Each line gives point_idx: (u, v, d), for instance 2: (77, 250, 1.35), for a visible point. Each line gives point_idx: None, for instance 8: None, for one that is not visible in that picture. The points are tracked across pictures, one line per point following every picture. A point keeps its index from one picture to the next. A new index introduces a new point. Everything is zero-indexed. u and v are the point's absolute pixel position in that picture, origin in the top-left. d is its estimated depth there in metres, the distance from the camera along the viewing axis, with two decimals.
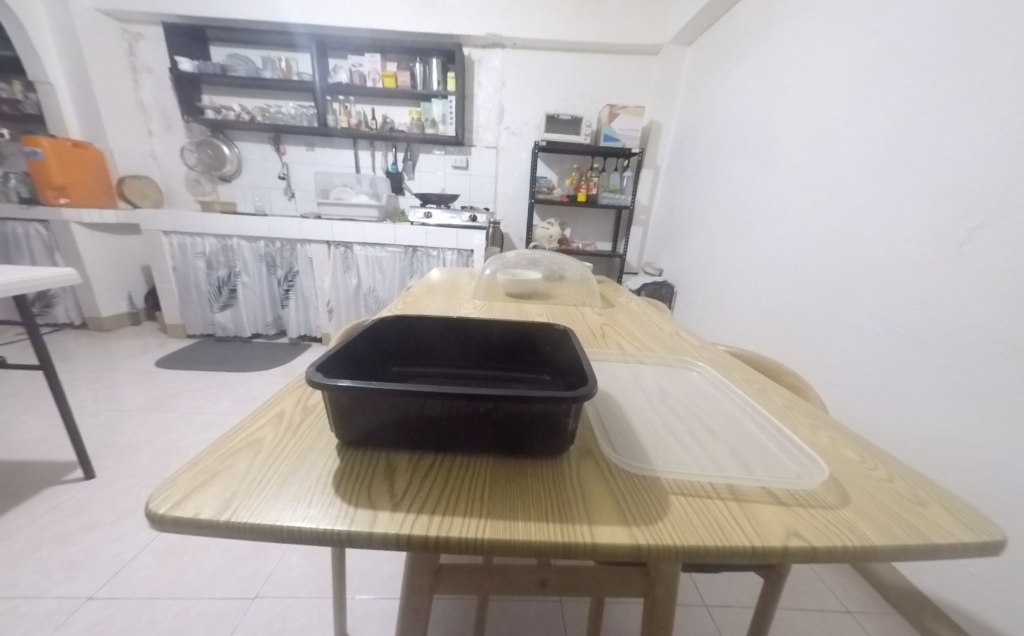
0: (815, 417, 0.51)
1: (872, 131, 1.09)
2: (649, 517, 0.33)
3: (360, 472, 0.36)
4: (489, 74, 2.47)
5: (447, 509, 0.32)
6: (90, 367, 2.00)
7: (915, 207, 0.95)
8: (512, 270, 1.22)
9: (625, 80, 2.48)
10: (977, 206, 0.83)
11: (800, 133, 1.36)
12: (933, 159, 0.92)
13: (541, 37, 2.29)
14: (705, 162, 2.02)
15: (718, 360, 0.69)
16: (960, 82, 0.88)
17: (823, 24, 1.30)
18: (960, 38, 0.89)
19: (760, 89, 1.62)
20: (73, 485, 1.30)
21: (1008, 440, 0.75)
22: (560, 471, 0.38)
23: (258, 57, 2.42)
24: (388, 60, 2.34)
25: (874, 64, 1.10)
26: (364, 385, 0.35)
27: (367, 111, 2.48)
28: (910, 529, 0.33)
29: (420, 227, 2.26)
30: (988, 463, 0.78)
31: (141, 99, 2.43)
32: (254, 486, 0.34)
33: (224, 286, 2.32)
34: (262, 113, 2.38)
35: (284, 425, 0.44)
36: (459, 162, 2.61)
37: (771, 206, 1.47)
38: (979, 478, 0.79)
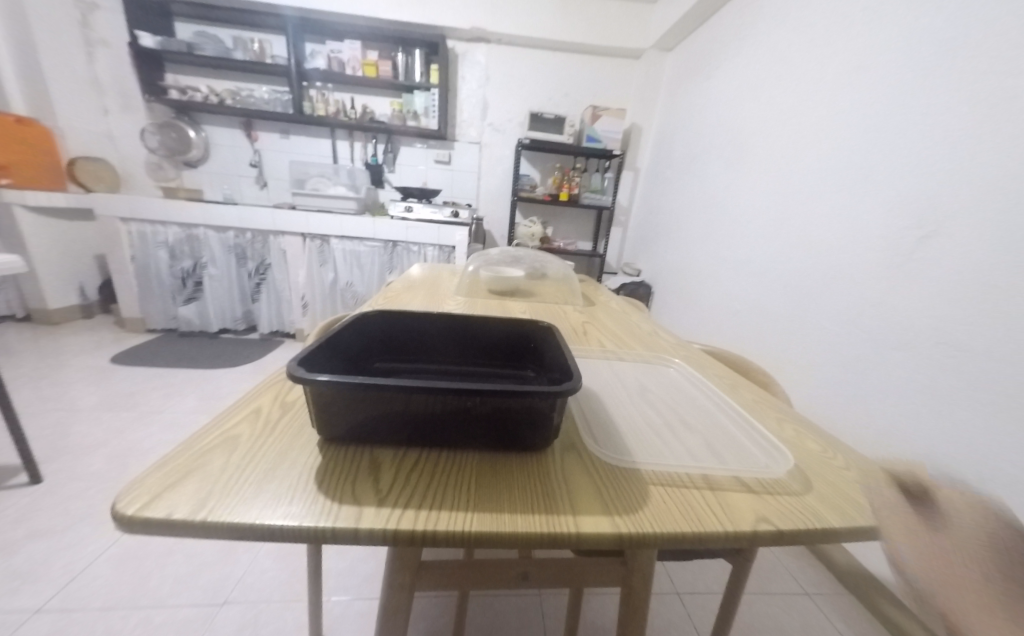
0: (782, 412, 0.54)
1: (836, 142, 1.15)
2: (631, 507, 0.34)
3: (343, 469, 0.36)
4: (472, 68, 2.45)
5: (433, 504, 0.32)
6: (37, 362, 1.86)
7: (874, 216, 1.01)
8: (494, 267, 1.22)
9: (606, 82, 2.52)
10: (927, 216, 0.89)
11: (771, 141, 1.42)
12: (890, 171, 0.98)
13: (525, 34, 2.28)
14: (682, 166, 2.07)
15: (694, 358, 0.72)
16: (914, 100, 0.94)
17: (794, 37, 1.36)
18: (915, 59, 0.95)
19: (735, 96, 1.67)
20: (18, 489, 1.21)
21: (950, 434, 0.82)
22: (545, 465, 0.38)
23: (229, 37, 2.30)
24: (369, 48, 2.28)
25: (838, 78, 1.16)
26: (348, 380, 0.35)
27: (346, 100, 2.41)
28: (864, 513, 0.35)
29: (400, 221, 2.22)
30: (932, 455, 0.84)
31: (96, 75, 2.26)
32: (231, 484, 0.33)
33: (189, 278, 2.21)
34: (232, 96, 2.27)
35: (262, 422, 0.42)
36: (441, 156, 2.58)
37: (743, 211, 1.53)
38: None
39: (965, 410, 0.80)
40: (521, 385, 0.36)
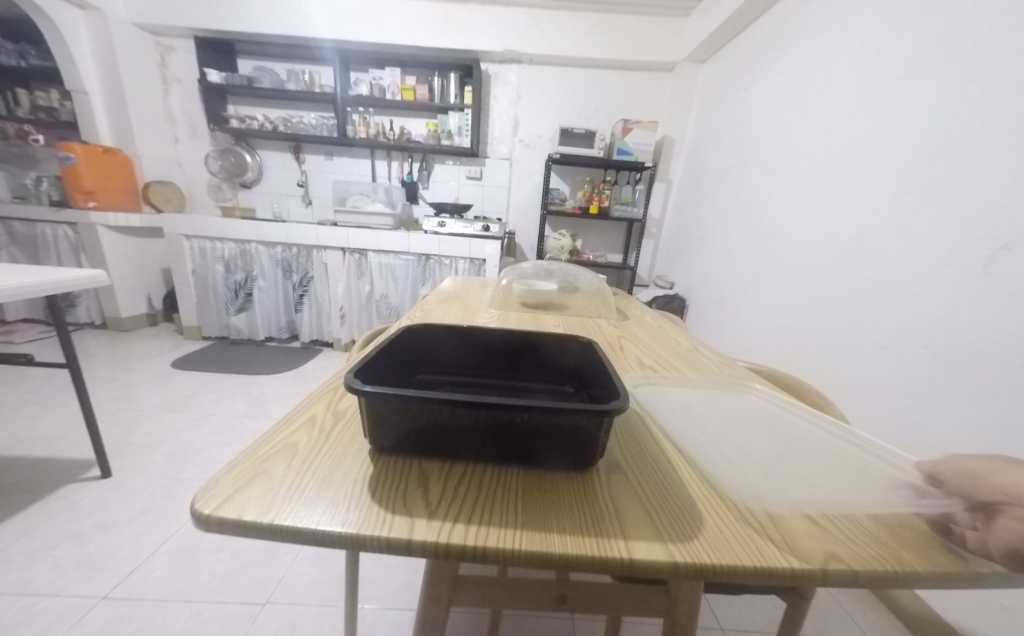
0: (842, 437, 0.51)
1: (890, 151, 1.09)
2: (685, 534, 0.33)
3: (395, 479, 0.37)
4: (505, 88, 2.52)
5: (484, 519, 0.33)
6: (108, 366, 2.04)
7: (938, 228, 0.94)
8: (527, 281, 1.23)
9: (638, 96, 2.52)
10: (1001, 228, 0.83)
11: (817, 151, 1.37)
12: (955, 180, 0.92)
13: (557, 53, 2.33)
14: (719, 177, 2.03)
15: (740, 377, 0.69)
16: (980, 105, 0.89)
17: (840, 45, 1.32)
18: (978, 63, 0.90)
19: (776, 106, 1.63)
20: (90, 483, 1.31)
21: None
22: (592, 485, 0.38)
23: (282, 69, 2.49)
24: (407, 74, 2.40)
25: (891, 85, 1.11)
26: (403, 393, 0.36)
27: (385, 123, 2.54)
28: (943, 553, 0.32)
29: (434, 235, 2.29)
30: None
31: (170, 108, 2.52)
32: (293, 490, 0.35)
33: (240, 290, 2.36)
34: (284, 123, 2.44)
35: (317, 430, 0.44)
36: (473, 173, 2.65)
37: (786, 222, 1.47)
38: None
39: None
40: (570, 403, 0.36)
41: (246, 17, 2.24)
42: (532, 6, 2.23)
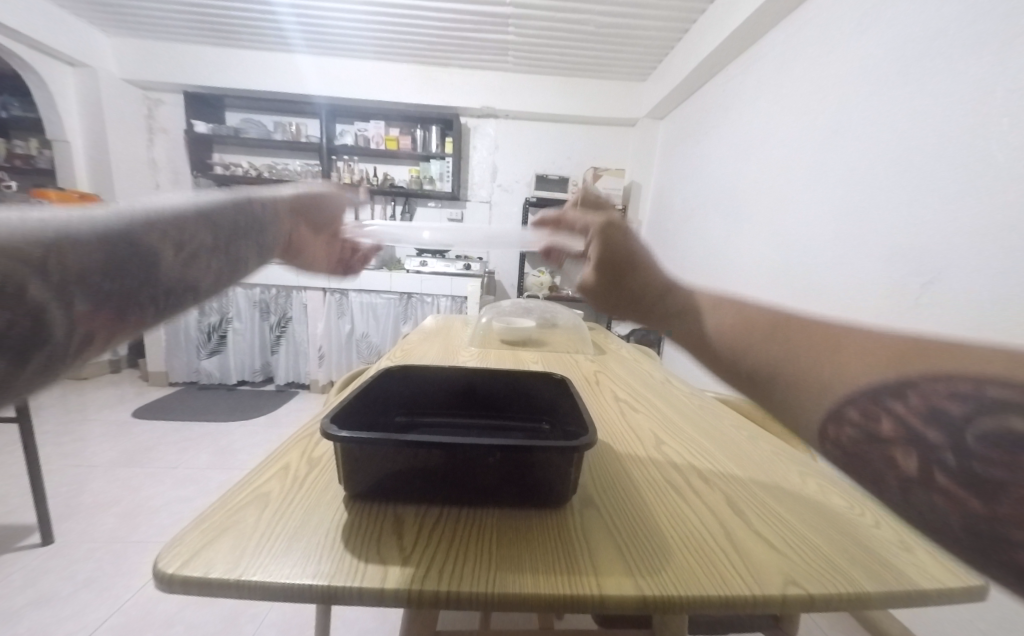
0: (804, 465, 0.53)
1: (829, 197, 1.21)
2: (654, 568, 0.34)
3: (369, 528, 0.37)
4: (483, 139, 2.68)
5: (457, 564, 0.33)
6: (63, 418, 1.92)
7: (875, 265, 1.04)
8: (506, 319, 1.26)
9: (607, 146, 2.72)
10: (924, 267, 0.92)
11: (766, 196, 1.50)
12: (881, 223, 1.03)
13: (531, 109, 2.52)
14: (683, 218, 2.17)
15: (708, 408, 0.72)
16: (893, 161, 1.01)
17: (779, 106, 1.49)
18: (886, 127, 1.04)
19: (728, 157, 1.79)
20: (28, 552, 1.20)
21: None
22: (566, 524, 0.39)
23: (269, 120, 2.59)
24: (391, 126, 2.54)
25: (823, 142, 1.25)
26: (377, 438, 0.37)
27: (369, 169, 2.64)
28: (896, 576, 0.34)
29: (416, 274, 2.33)
30: None
31: (153, 155, 2.57)
32: (263, 543, 0.34)
33: (214, 332, 2.31)
34: (268, 169, 2.51)
35: (290, 479, 0.44)
36: (453, 215, 2.75)
37: (746, 260, 1.58)
38: None
39: None
40: (540, 441, 0.38)
41: (235, 75, 2.35)
42: (508, 69, 2.43)
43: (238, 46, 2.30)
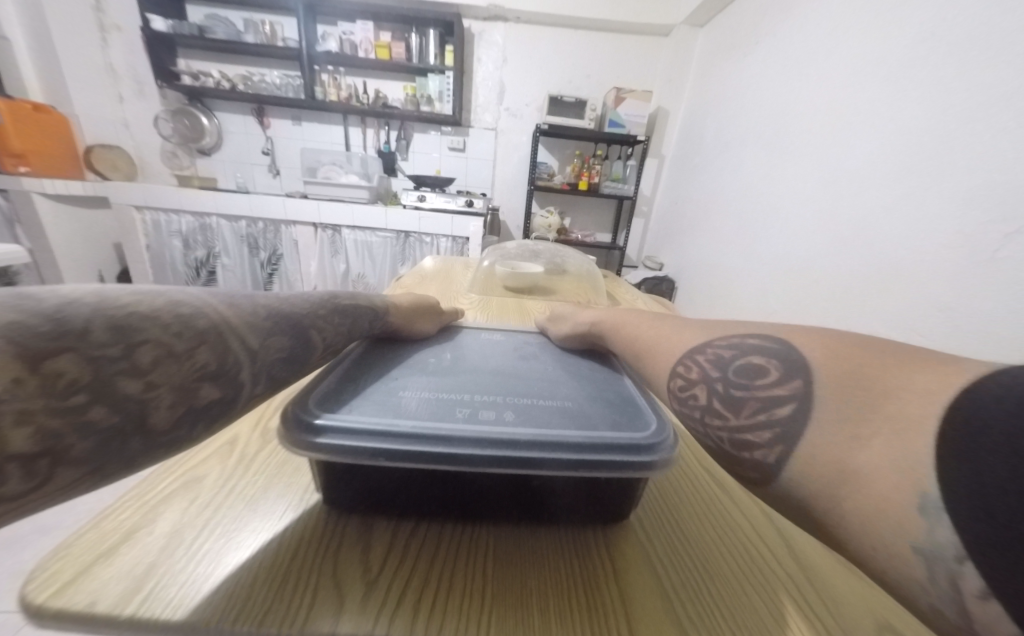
0: None
1: (898, 125, 1.01)
2: (702, 609, 0.25)
3: (325, 541, 0.28)
4: (489, 50, 2.33)
5: (439, 602, 0.24)
6: None
7: (946, 211, 0.88)
8: (511, 262, 1.13)
9: (632, 64, 2.37)
10: (1012, 212, 0.77)
11: (819, 125, 1.29)
12: (963, 158, 0.86)
13: (545, 11, 2.15)
14: (713, 153, 1.94)
15: None
16: (997, 76, 0.81)
17: (851, 6, 1.21)
18: (997, 29, 0.82)
19: (776, 76, 1.53)
20: None
21: None
22: (584, 542, 0.30)
23: (240, 18, 2.23)
24: (382, 29, 2.18)
25: (903, 52, 1.03)
26: (353, 438, 0.27)
27: (358, 85, 2.33)
28: None
29: (414, 210, 2.14)
30: None
31: (109, 58, 2.23)
32: (181, 555, 0.26)
33: (202, 267, 2.18)
34: (243, 81, 2.21)
35: (234, 459, 0.35)
36: (455, 143, 2.48)
37: (782, 202, 1.41)
38: None
39: None
40: (570, 436, 0.28)
41: None
42: None
43: None
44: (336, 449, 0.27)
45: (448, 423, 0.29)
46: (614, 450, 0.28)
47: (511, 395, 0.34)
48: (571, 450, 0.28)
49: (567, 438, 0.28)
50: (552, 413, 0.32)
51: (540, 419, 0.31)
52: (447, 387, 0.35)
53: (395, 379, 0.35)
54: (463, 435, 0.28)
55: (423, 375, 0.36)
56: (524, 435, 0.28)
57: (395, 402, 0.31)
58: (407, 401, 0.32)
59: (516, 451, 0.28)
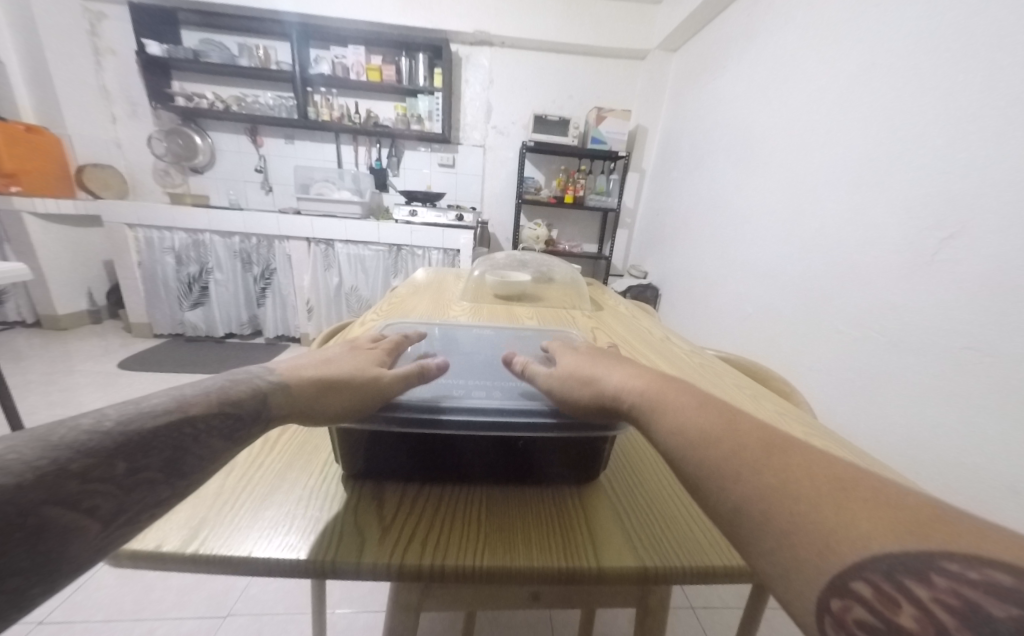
0: (809, 426, 0.51)
1: (850, 142, 1.12)
2: (656, 538, 0.31)
3: (344, 499, 0.33)
4: (476, 72, 2.43)
5: (442, 537, 0.30)
6: (42, 369, 1.84)
7: (892, 217, 0.97)
8: (501, 272, 1.19)
9: (612, 84, 2.50)
10: (947, 218, 0.86)
11: (782, 141, 1.39)
12: (903, 171, 0.96)
13: (528, 37, 2.28)
14: (689, 166, 2.05)
15: (709, 367, 0.70)
16: (928, 100, 0.92)
17: (805, 35, 1.33)
18: (926, 60, 0.93)
19: (744, 97, 1.65)
20: None
21: (969, 443, 0.77)
22: (563, 496, 0.36)
23: (234, 43, 2.30)
24: (373, 53, 2.28)
25: (852, 77, 1.13)
26: (368, 408, 0.33)
27: (350, 105, 2.40)
28: None
29: (405, 224, 2.20)
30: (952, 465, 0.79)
31: (103, 83, 2.27)
32: (224, 511, 0.31)
33: (195, 283, 2.20)
34: (237, 102, 2.27)
35: (261, 441, 0.40)
36: (444, 160, 2.57)
37: (753, 212, 1.51)
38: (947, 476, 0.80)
39: (986, 415, 0.75)
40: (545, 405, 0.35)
41: None
42: None
43: None
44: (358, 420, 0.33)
45: (449, 400, 0.35)
46: (584, 418, 0.35)
47: (499, 379, 0.40)
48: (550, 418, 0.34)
49: (546, 409, 0.36)
50: (534, 393, 0.38)
51: (524, 397, 0.38)
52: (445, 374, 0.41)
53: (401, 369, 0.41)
54: (460, 407, 0.35)
55: (426, 365, 0.43)
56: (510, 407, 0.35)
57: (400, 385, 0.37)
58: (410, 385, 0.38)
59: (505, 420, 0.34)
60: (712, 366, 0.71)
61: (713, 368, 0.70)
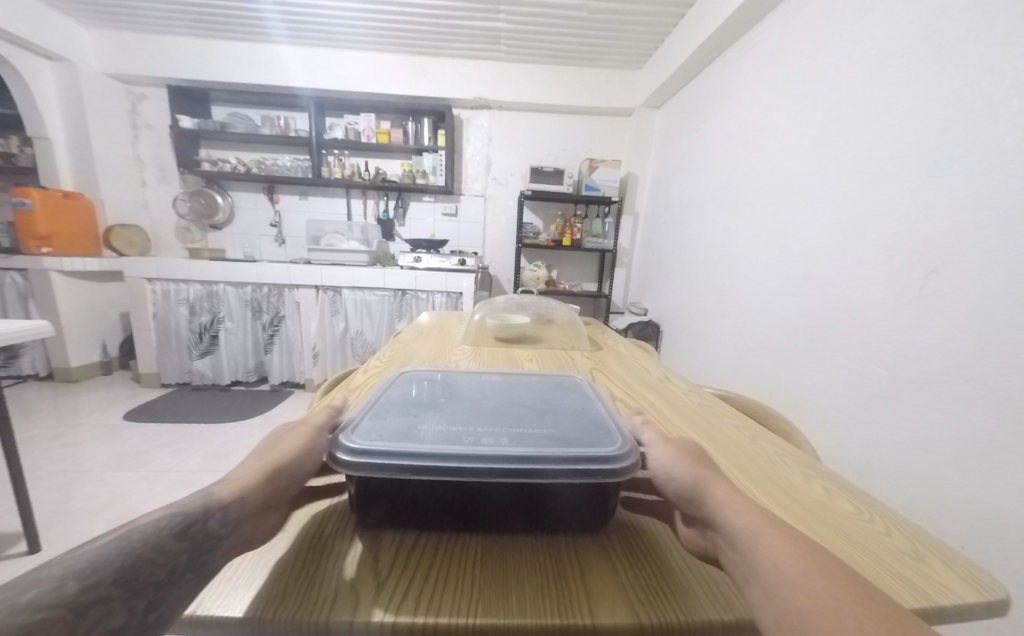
0: (808, 467, 0.52)
1: (829, 185, 1.18)
2: (649, 591, 0.32)
3: (344, 552, 0.34)
4: (477, 131, 2.63)
5: (437, 591, 0.31)
6: (52, 422, 1.87)
7: (877, 254, 1.01)
8: (501, 315, 1.23)
9: (603, 136, 2.68)
10: (929, 254, 0.89)
11: (765, 186, 1.48)
12: (882, 211, 1.01)
13: (524, 99, 2.47)
14: (680, 209, 2.15)
15: (706, 406, 0.71)
16: (895, 148, 0.99)
17: (777, 93, 1.45)
18: (888, 112, 1.01)
19: (726, 146, 1.76)
20: (15, 560, 1.14)
21: (979, 482, 0.75)
22: (557, 545, 0.36)
23: (257, 114, 2.53)
24: (382, 119, 2.49)
25: (824, 128, 1.22)
26: (382, 460, 0.35)
27: (360, 164, 2.59)
28: (927, 591, 0.33)
29: (410, 271, 2.29)
30: (966, 506, 0.76)
31: (138, 152, 2.54)
32: (269, 573, 0.32)
33: (206, 332, 2.27)
34: (257, 165, 2.45)
35: None
36: (448, 210, 2.71)
37: (743, 251, 1.56)
38: (959, 519, 0.77)
39: (996, 452, 0.73)
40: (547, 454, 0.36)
41: (221, 69, 2.30)
42: (500, 58, 2.39)
43: (220, 37, 2.24)
44: (371, 467, 0.34)
45: (456, 446, 0.36)
46: (587, 461, 0.35)
47: (508, 425, 0.42)
48: (556, 466, 0.35)
49: (551, 453, 0.36)
50: (538, 437, 0.39)
51: (528, 441, 0.38)
52: (456, 420, 0.42)
53: (414, 417, 0.42)
54: (466, 453, 0.35)
55: (436, 411, 0.44)
56: (517, 453, 0.36)
57: (414, 432, 0.39)
58: (423, 432, 0.39)
59: (512, 465, 0.35)
60: (707, 404, 0.72)
61: (709, 407, 0.71)
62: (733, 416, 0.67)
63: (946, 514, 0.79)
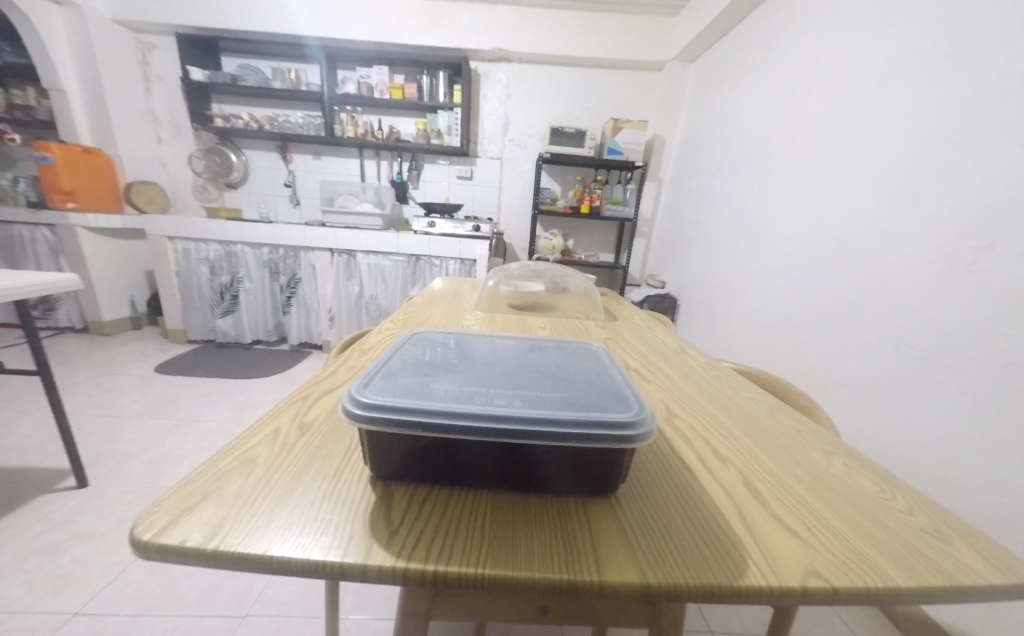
0: (827, 443, 0.50)
1: (878, 149, 1.09)
2: (660, 555, 0.32)
3: (359, 501, 0.35)
4: (494, 87, 2.50)
5: (448, 542, 0.31)
6: (89, 371, 1.97)
7: (926, 225, 0.94)
8: (515, 282, 1.20)
9: (628, 95, 2.51)
10: (987, 224, 0.82)
11: (804, 150, 1.37)
12: (937, 177, 0.93)
13: (545, 51, 2.32)
14: (708, 175, 2.03)
15: (723, 380, 0.69)
16: (961, 105, 0.89)
17: (827, 43, 1.32)
18: (957, 65, 0.91)
19: (763, 106, 1.63)
20: (65, 493, 1.23)
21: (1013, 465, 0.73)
22: (568, 505, 0.36)
23: (267, 67, 2.45)
24: (395, 73, 2.38)
25: (878, 84, 1.11)
26: (394, 417, 0.34)
27: (373, 122, 2.51)
28: (959, 571, 0.32)
29: (424, 235, 2.26)
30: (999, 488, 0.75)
31: (151, 105, 2.49)
32: (289, 517, 0.33)
33: (226, 292, 2.32)
34: (269, 121, 2.39)
35: (280, 442, 0.43)
36: (463, 173, 2.63)
37: (774, 221, 1.48)
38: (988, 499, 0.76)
39: None
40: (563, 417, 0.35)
41: (229, 16, 2.20)
42: (521, 5, 2.23)
43: None
44: (386, 423, 0.34)
45: (468, 405, 0.36)
46: (604, 427, 0.35)
47: (522, 387, 0.41)
48: (571, 429, 0.35)
49: (564, 417, 0.35)
50: (553, 401, 0.38)
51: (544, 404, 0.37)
52: (469, 380, 0.41)
53: (427, 377, 0.41)
54: (480, 413, 0.35)
55: (449, 372, 0.43)
56: (530, 415, 0.35)
57: (427, 390, 0.38)
58: (436, 391, 0.38)
59: (524, 427, 0.35)
60: (726, 378, 0.70)
61: (728, 380, 0.69)
62: (752, 391, 0.65)
63: (975, 494, 0.78)
